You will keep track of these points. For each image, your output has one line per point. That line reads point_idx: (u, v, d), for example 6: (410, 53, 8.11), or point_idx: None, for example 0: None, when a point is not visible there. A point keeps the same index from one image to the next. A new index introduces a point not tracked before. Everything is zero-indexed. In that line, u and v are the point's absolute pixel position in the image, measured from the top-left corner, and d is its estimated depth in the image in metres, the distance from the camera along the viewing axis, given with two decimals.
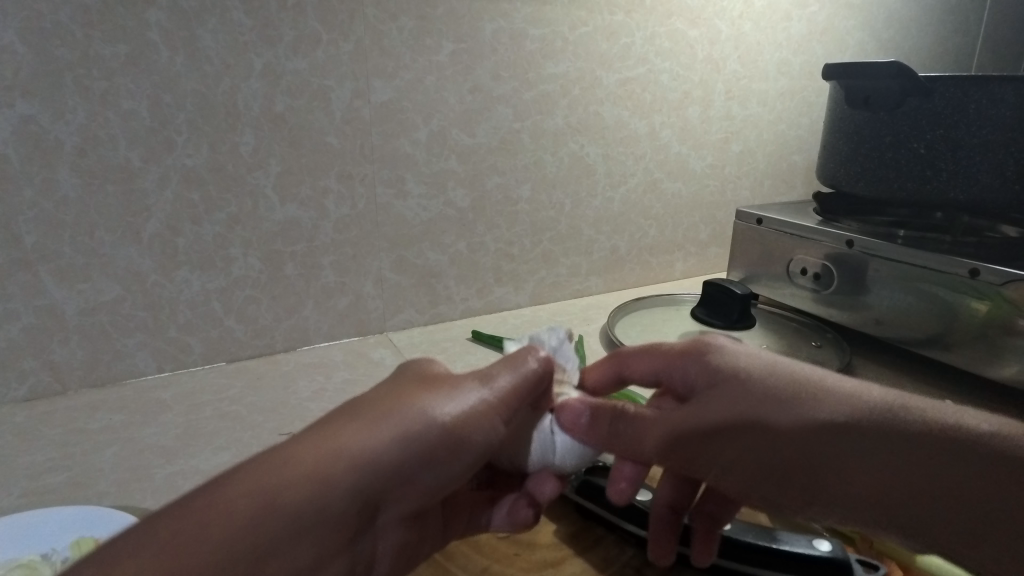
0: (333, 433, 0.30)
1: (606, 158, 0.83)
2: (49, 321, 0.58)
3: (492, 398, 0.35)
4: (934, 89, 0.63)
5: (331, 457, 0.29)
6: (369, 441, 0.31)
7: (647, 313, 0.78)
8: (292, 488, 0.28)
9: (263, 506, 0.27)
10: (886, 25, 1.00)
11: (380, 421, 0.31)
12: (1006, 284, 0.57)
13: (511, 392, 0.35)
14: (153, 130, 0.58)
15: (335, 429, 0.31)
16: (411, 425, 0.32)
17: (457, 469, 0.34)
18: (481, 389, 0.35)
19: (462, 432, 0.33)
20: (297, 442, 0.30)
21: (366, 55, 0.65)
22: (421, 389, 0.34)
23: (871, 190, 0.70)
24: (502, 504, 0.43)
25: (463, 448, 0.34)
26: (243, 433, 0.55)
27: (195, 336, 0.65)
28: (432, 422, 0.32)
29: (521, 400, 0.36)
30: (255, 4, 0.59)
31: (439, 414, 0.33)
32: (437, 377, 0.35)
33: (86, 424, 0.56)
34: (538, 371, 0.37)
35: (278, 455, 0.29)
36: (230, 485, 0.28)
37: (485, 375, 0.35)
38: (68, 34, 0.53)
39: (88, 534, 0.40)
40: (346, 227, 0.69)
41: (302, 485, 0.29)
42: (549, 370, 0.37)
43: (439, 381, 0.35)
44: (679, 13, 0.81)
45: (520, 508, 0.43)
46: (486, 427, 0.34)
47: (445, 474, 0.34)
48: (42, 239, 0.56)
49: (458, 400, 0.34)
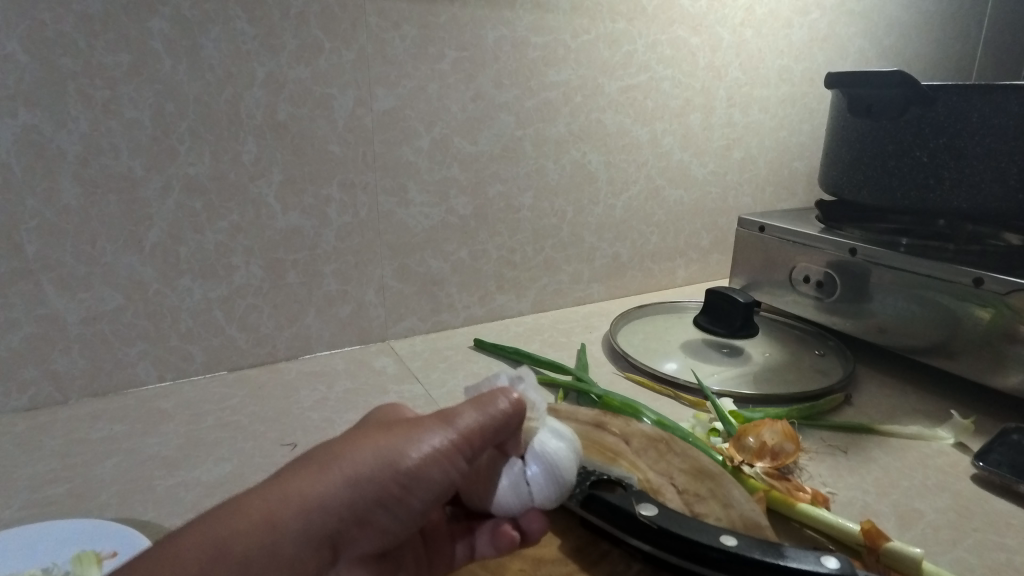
0: (286, 480, 0.30)
1: (608, 166, 0.83)
2: (51, 330, 0.58)
3: (452, 438, 0.31)
4: (937, 98, 0.63)
5: (279, 503, 0.29)
6: (318, 486, 0.29)
7: (649, 321, 0.78)
8: (241, 535, 0.28)
9: (209, 556, 0.27)
10: (887, 32, 1.00)
11: (330, 466, 0.30)
12: (1010, 293, 0.57)
13: (474, 433, 0.32)
14: (155, 139, 0.58)
15: (287, 475, 0.30)
16: (359, 470, 0.30)
17: (416, 512, 0.32)
18: (441, 429, 0.32)
19: (416, 476, 0.31)
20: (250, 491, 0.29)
21: (369, 63, 0.65)
22: (378, 432, 0.32)
23: (873, 198, 0.70)
24: (484, 532, 0.38)
25: (418, 492, 0.31)
26: (244, 443, 0.55)
27: (197, 344, 0.64)
28: (382, 464, 0.30)
29: (487, 442, 0.32)
30: (257, 13, 0.59)
31: (391, 457, 0.30)
32: (397, 422, 0.33)
33: (87, 434, 0.55)
34: (507, 414, 0.32)
35: (232, 504, 0.29)
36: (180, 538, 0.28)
37: (447, 415, 0.32)
38: (70, 44, 0.53)
39: (88, 548, 0.40)
40: (348, 235, 0.69)
41: (247, 534, 0.28)
42: (521, 413, 0.33)
43: (397, 425, 0.32)
44: (681, 20, 0.81)
45: (502, 532, 0.37)
46: (445, 469, 0.31)
47: (405, 514, 0.31)
48: (44, 248, 0.56)
49: (411, 443, 0.31)
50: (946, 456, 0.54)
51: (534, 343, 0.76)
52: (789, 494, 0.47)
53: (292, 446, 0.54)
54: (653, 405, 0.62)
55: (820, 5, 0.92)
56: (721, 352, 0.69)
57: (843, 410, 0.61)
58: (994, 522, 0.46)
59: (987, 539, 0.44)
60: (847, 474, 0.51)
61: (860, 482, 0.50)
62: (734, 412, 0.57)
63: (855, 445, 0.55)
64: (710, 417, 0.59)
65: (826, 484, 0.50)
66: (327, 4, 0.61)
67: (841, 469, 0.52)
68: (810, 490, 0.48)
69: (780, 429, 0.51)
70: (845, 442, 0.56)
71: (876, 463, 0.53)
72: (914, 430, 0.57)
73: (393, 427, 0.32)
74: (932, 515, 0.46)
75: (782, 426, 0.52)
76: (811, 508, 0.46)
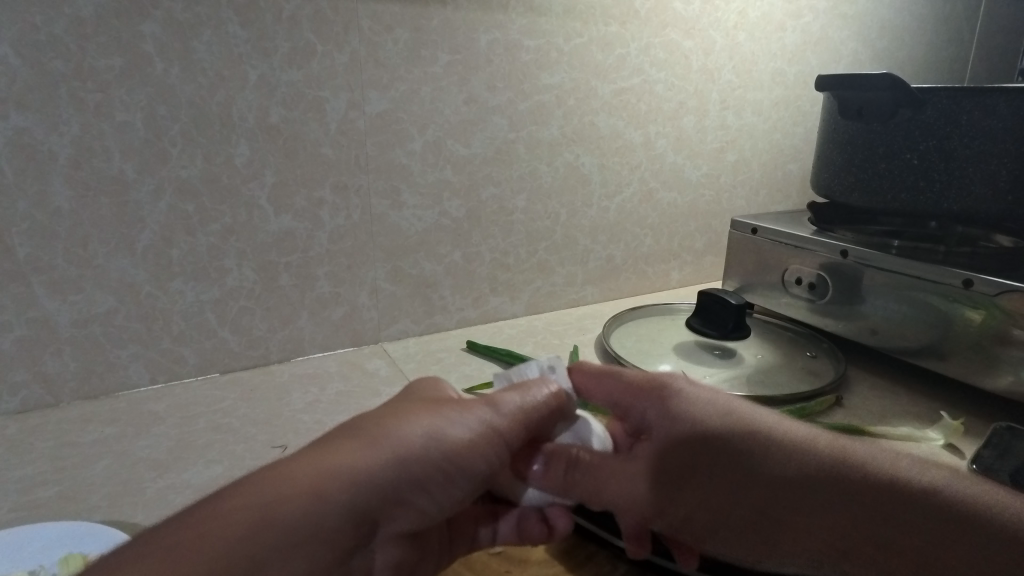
0: (337, 448, 0.31)
1: (601, 168, 0.83)
2: (42, 333, 0.58)
3: (495, 423, 0.36)
4: (927, 101, 0.63)
5: (334, 469, 0.30)
6: (368, 458, 0.31)
7: (643, 323, 0.78)
8: (287, 502, 0.29)
9: (257, 521, 0.28)
10: (879, 35, 1.01)
11: (379, 441, 0.32)
12: (999, 295, 0.57)
13: (514, 421, 0.37)
14: (147, 142, 0.58)
15: (337, 444, 0.31)
16: (411, 445, 0.32)
17: (454, 491, 0.35)
18: (487, 413, 0.36)
19: (461, 457, 0.34)
20: (300, 456, 0.31)
21: (362, 66, 0.65)
22: (427, 410, 0.35)
23: (865, 200, 0.70)
24: (509, 517, 0.42)
25: (460, 471, 0.34)
26: (236, 445, 0.55)
27: (189, 347, 0.64)
28: (428, 444, 0.33)
29: (524, 429, 0.37)
30: (249, 16, 0.59)
31: (440, 436, 0.33)
32: (440, 401, 0.36)
33: (78, 437, 0.55)
34: (539, 405, 0.38)
35: (283, 468, 0.30)
36: (227, 498, 0.28)
37: (490, 402, 0.36)
38: (62, 47, 0.53)
39: (76, 551, 0.40)
40: (341, 238, 0.69)
41: (301, 500, 0.29)
42: (553, 405, 0.39)
43: (441, 403, 0.36)
44: (674, 23, 0.82)
45: (530, 525, 0.41)
46: (486, 451, 0.35)
47: (444, 495, 0.34)
48: (35, 251, 0.56)
49: (458, 425, 0.34)
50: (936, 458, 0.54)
51: (527, 345, 0.76)
52: None
53: (283, 449, 0.54)
54: None
55: (813, 8, 0.92)
56: (713, 354, 0.69)
57: (834, 412, 0.61)
58: None
59: None
60: None
61: None
62: None
63: None
64: None
65: None
66: (320, 7, 0.61)
67: None
68: None
69: None
70: None
71: None
72: (905, 432, 0.57)
73: (437, 405, 0.35)
74: None
75: None
76: None
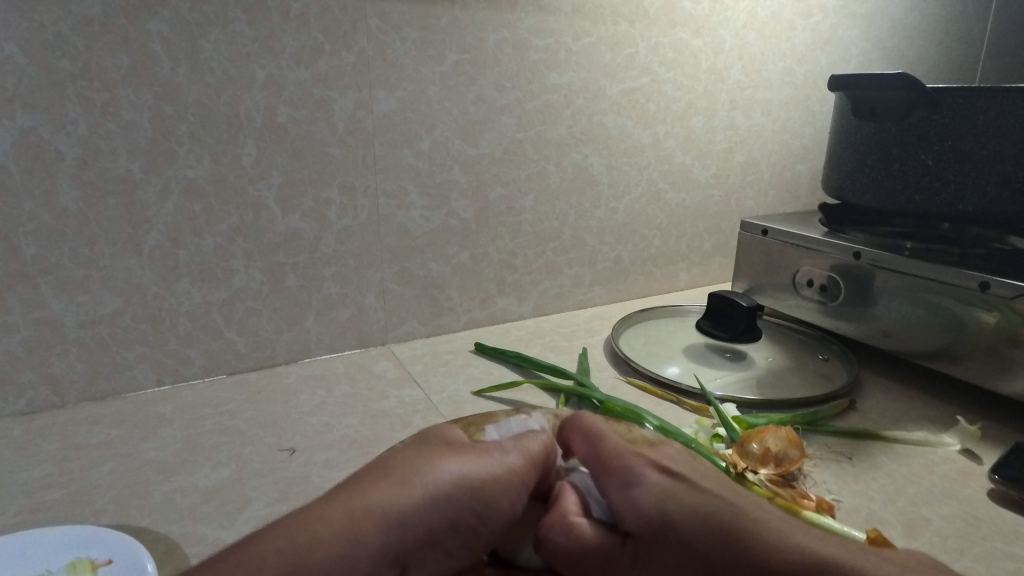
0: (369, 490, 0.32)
1: (610, 169, 0.83)
2: (49, 333, 0.57)
3: (520, 466, 0.35)
4: (942, 100, 0.62)
5: (368, 512, 0.30)
6: (400, 502, 0.31)
7: (652, 325, 0.77)
8: (323, 545, 0.29)
9: (294, 565, 0.28)
10: (890, 34, 1.00)
11: (409, 483, 0.32)
12: (1015, 297, 0.56)
13: (531, 465, 0.36)
14: (154, 142, 0.57)
15: (370, 486, 0.32)
16: (442, 486, 0.32)
17: (481, 533, 0.34)
18: (506, 456, 0.35)
19: (490, 499, 0.34)
20: (332, 500, 0.31)
21: (370, 66, 0.64)
22: (448, 452, 0.35)
23: (878, 201, 0.70)
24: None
25: (487, 513, 0.34)
26: (243, 448, 0.54)
27: (195, 348, 0.64)
28: (454, 486, 0.33)
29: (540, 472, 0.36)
30: (257, 15, 0.58)
31: (469, 476, 0.33)
32: (463, 444, 0.35)
33: (85, 439, 0.55)
34: (548, 445, 0.37)
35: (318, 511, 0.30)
36: (265, 542, 0.29)
37: (505, 445, 0.36)
38: (70, 46, 0.53)
39: (83, 554, 0.39)
40: (348, 238, 0.68)
41: (336, 541, 0.29)
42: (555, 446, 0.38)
43: (462, 445, 0.36)
44: (683, 22, 0.81)
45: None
46: (513, 494, 0.35)
47: (468, 538, 0.34)
48: (42, 251, 0.56)
49: (483, 467, 0.34)
50: (951, 463, 0.53)
51: (535, 347, 0.75)
52: (794, 501, 0.47)
53: (291, 451, 0.54)
54: (655, 410, 0.61)
55: (824, 8, 0.92)
56: (724, 357, 0.69)
57: (847, 416, 0.60)
58: (1002, 531, 0.45)
59: (995, 549, 0.43)
60: (851, 482, 0.50)
61: (865, 490, 0.49)
62: (736, 417, 0.56)
63: (859, 451, 0.55)
64: (713, 422, 0.58)
65: (830, 491, 0.49)
66: (328, 6, 0.61)
67: (846, 476, 0.51)
68: (815, 497, 0.47)
69: (784, 434, 0.50)
70: (850, 448, 0.55)
71: (881, 471, 0.52)
72: (920, 436, 0.56)
73: (462, 447, 0.35)
74: (939, 523, 0.46)
75: (785, 431, 0.51)
76: (816, 515, 0.45)
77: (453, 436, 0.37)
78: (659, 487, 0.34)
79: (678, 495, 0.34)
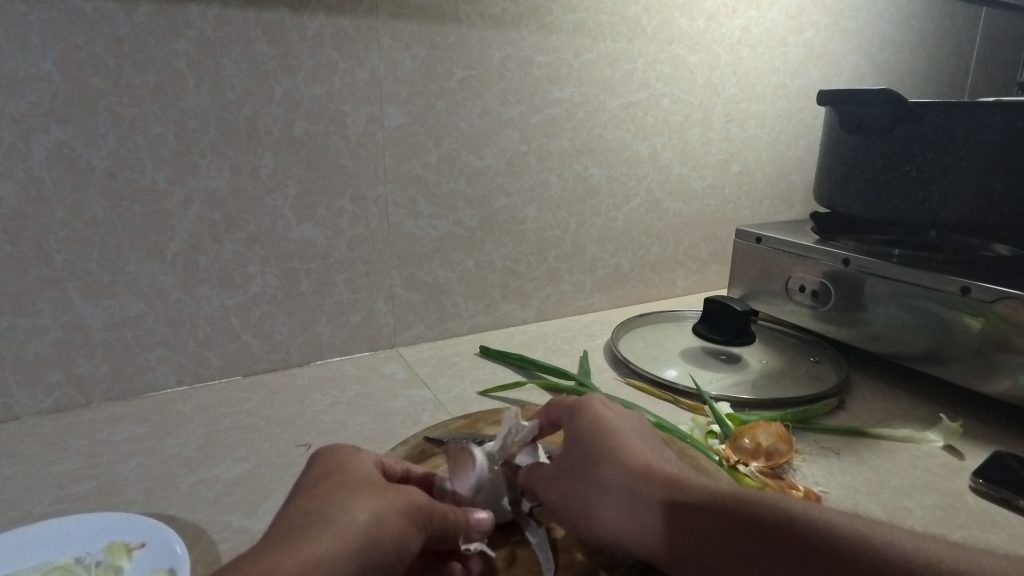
0: (292, 540, 0.32)
1: (609, 179, 0.86)
2: (76, 336, 0.60)
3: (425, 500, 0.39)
4: (923, 115, 0.65)
5: (292, 556, 0.31)
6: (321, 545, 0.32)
7: (650, 329, 0.80)
8: None
9: None
10: (879, 50, 1.03)
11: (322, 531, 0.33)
12: (995, 301, 0.59)
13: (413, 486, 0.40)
14: (179, 154, 0.61)
15: (285, 543, 0.32)
16: (358, 528, 0.34)
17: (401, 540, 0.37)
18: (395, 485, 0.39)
19: (399, 543, 0.36)
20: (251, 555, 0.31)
21: (381, 82, 0.68)
22: (344, 492, 0.37)
23: (866, 211, 0.73)
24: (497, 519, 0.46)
25: (390, 551, 0.35)
26: (261, 444, 0.57)
27: (214, 350, 0.67)
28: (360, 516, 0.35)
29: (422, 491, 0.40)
30: (276, 35, 0.62)
31: (374, 513, 0.35)
32: (381, 487, 0.38)
33: (110, 435, 0.58)
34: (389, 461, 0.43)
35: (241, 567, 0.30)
36: None
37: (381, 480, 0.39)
38: (101, 64, 0.56)
39: (119, 539, 0.42)
40: (359, 245, 0.71)
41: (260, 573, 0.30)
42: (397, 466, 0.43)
43: (364, 485, 0.38)
44: (680, 39, 0.85)
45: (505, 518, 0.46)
46: (413, 515, 0.38)
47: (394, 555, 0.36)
48: (71, 257, 0.59)
49: (400, 512, 0.37)
50: (934, 458, 0.56)
51: (537, 351, 0.78)
52: (783, 491, 0.50)
53: (307, 447, 0.56)
54: (653, 409, 0.64)
55: (815, 24, 0.95)
56: (719, 359, 0.71)
57: (836, 415, 0.63)
58: (979, 519, 0.48)
59: (971, 535, 0.46)
60: (839, 475, 0.53)
61: (851, 482, 0.52)
62: (730, 415, 0.59)
63: (847, 447, 0.57)
64: (708, 420, 0.60)
65: (818, 484, 0.52)
66: (341, 25, 0.64)
67: (833, 470, 0.54)
68: (802, 488, 0.50)
69: (774, 430, 0.54)
70: (838, 444, 0.58)
71: (867, 465, 0.55)
72: (905, 433, 0.59)
73: (369, 484, 0.38)
74: (919, 513, 0.48)
75: (775, 427, 0.54)
76: None
77: (336, 468, 0.39)
78: (605, 414, 0.47)
79: (599, 423, 0.47)
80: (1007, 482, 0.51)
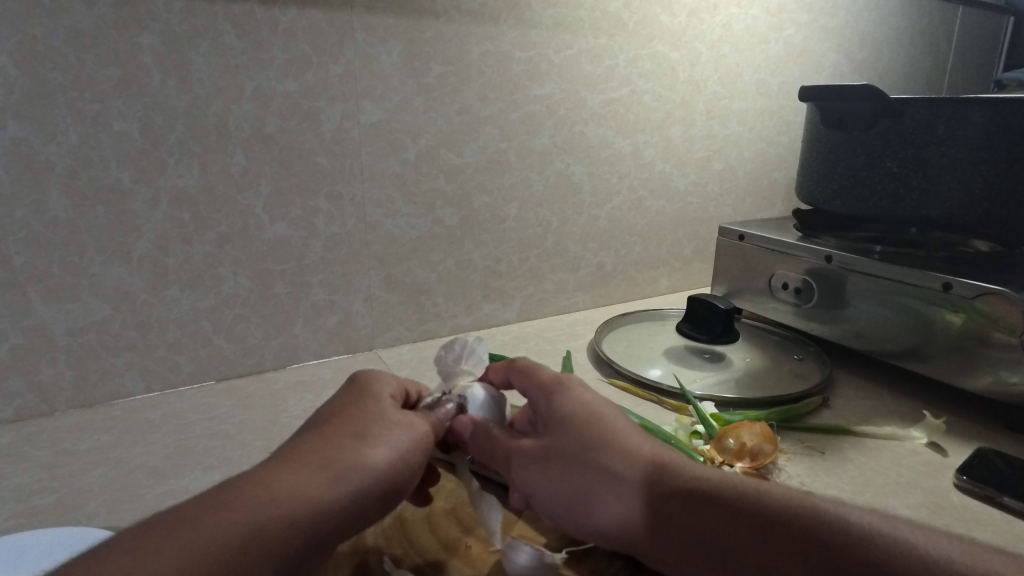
0: (298, 476, 0.35)
1: (591, 177, 0.85)
2: (37, 342, 0.58)
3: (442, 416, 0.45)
4: (904, 111, 0.65)
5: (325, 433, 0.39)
6: (349, 422, 0.40)
7: (633, 329, 0.79)
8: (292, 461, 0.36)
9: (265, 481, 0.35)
10: (860, 47, 1.03)
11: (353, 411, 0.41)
12: (977, 297, 0.59)
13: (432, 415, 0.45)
14: (145, 152, 0.58)
15: (285, 470, 0.35)
16: (364, 470, 0.37)
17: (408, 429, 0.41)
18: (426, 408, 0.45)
19: (399, 461, 0.39)
20: (247, 487, 0.34)
21: (356, 77, 0.66)
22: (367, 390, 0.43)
23: (846, 208, 0.72)
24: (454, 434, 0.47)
25: (401, 478, 0.39)
26: (233, 452, 0.55)
27: (184, 355, 0.65)
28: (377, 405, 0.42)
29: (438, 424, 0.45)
30: (245, 28, 0.60)
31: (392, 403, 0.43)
32: (376, 418, 0.41)
33: (74, 445, 0.55)
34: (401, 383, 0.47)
35: (231, 501, 0.33)
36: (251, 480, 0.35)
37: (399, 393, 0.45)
38: (60, 57, 0.53)
39: (78, 555, 0.40)
40: (336, 246, 0.70)
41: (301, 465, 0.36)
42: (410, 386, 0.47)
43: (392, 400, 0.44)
44: (661, 35, 0.84)
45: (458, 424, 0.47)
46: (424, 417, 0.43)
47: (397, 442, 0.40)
48: (31, 260, 0.56)
49: (395, 437, 0.40)
50: (918, 455, 0.56)
51: (519, 352, 0.77)
52: None
53: None
54: (637, 410, 0.63)
55: (795, 22, 0.95)
56: (703, 358, 0.71)
57: (820, 413, 0.63)
58: (963, 517, 0.47)
59: (957, 534, 0.46)
60: (823, 474, 0.53)
61: (836, 482, 0.52)
62: (714, 415, 0.59)
63: (831, 446, 0.57)
64: (691, 420, 0.59)
65: (803, 483, 0.51)
66: (314, 19, 0.62)
67: (817, 469, 0.53)
68: None
69: (758, 430, 0.53)
70: (822, 443, 0.57)
71: (851, 463, 0.54)
72: (889, 431, 0.59)
73: (366, 422, 0.40)
74: (904, 511, 0.48)
75: (760, 427, 0.53)
76: None
77: (338, 407, 0.42)
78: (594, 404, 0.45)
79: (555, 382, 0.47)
80: (992, 479, 0.51)
